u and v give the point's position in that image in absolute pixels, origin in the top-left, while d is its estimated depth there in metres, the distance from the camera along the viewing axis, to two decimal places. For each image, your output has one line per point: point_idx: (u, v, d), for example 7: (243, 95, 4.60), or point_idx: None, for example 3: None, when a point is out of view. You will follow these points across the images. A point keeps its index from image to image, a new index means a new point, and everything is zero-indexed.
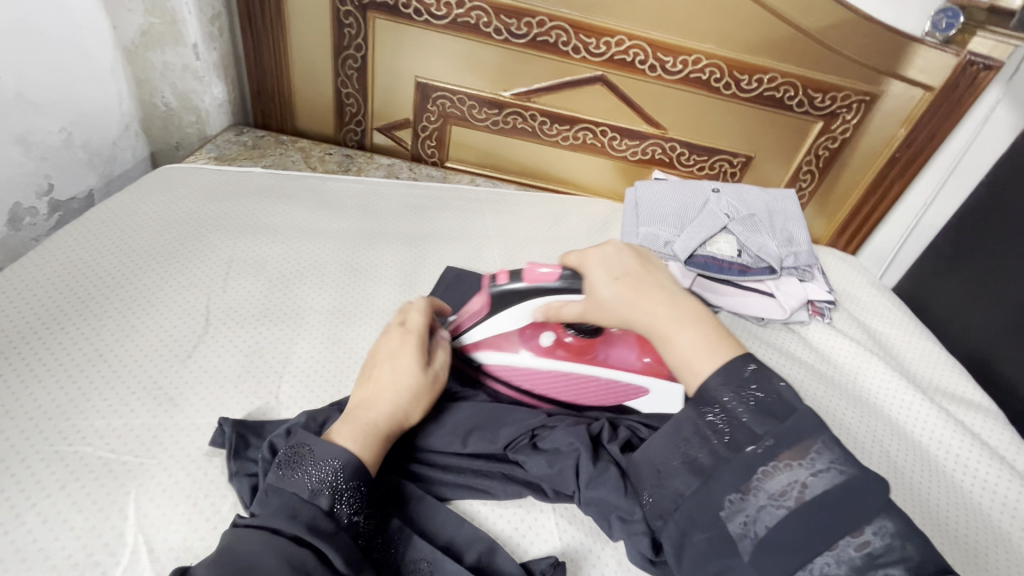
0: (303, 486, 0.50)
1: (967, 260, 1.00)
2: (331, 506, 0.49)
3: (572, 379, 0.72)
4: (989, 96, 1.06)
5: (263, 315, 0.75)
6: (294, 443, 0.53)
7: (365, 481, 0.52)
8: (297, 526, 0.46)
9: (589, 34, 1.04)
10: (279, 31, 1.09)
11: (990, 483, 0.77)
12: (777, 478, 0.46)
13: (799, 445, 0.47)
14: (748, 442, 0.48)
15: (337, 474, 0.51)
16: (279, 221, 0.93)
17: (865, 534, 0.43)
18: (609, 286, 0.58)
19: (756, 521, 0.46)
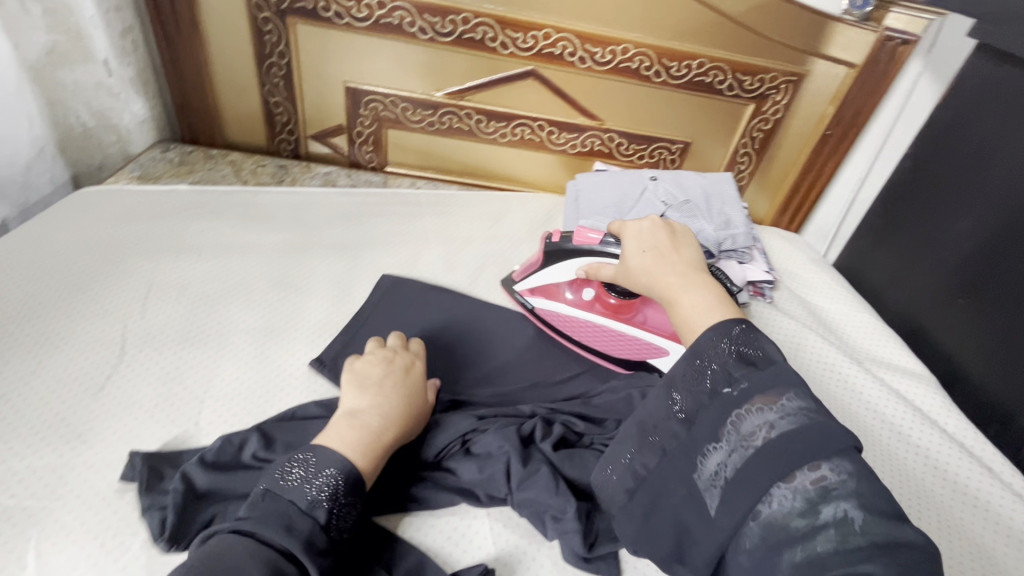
0: (301, 496, 0.51)
1: (895, 232, 1.02)
2: (327, 520, 0.50)
3: (605, 333, 0.80)
4: (911, 69, 1.08)
5: (186, 338, 0.72)
6: (304, 450, 0.55)
7: (361, 497, 0.53)
8: (288, 540, 0.48)
9: (515, 29, 1.03)
10: (197, 42, 1.05)
11: (922, 448, 0.78)
12: (748, 421, 0.48)
13: (772, 390, 0.49)
14: (725, 385, 0.51)
15: (338, 486, 0.52)
16: (203, 239, 0.89)
17: (821, 469, 0.44)
18: (638, 256, 0.66)
19: (723, 464, 0.49)
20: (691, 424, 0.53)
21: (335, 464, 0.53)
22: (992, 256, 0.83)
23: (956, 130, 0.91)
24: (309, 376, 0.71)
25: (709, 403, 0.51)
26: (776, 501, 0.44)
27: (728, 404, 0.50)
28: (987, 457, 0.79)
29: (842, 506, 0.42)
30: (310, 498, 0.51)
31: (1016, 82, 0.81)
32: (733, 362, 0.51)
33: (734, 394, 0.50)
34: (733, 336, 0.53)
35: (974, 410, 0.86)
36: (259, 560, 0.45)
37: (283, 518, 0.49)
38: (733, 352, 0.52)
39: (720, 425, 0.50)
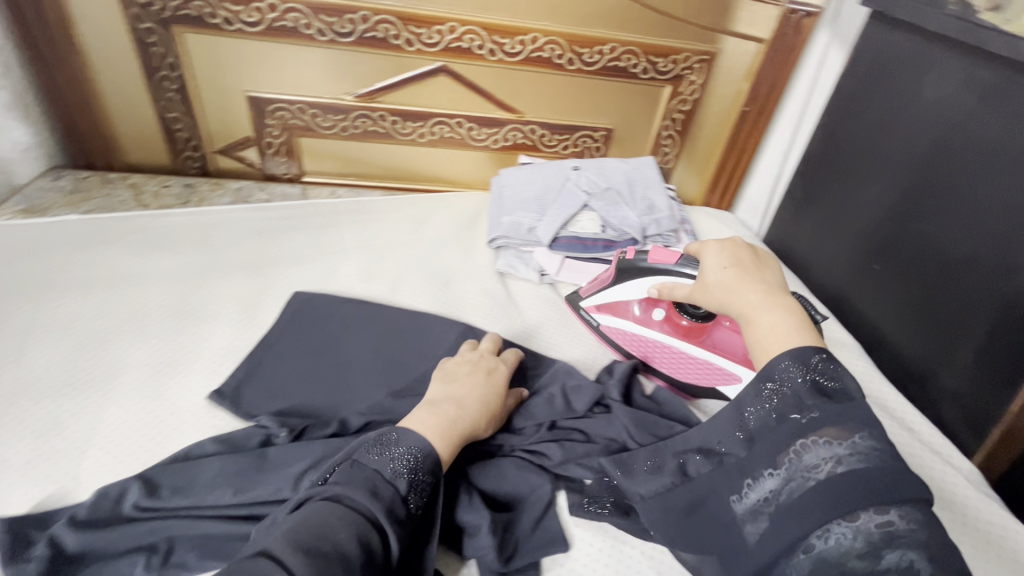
0: (384, 467, 0.51)
1: (814, 203, 1.03)
2: (406, 493, 0.50)
3: (674, 355, 0.78)
4: (819, 40, 1.09)
5: (70, 382, 0.67)
6: (396, 429, 0.55)
7: (438, 477, 0.53)
8: (374, 506, 0.47)
9: (418, 24, 0.99)
10: (76, 58, 0.98)
11: None
12: (814, 452, 0.46)
13: (845, 426, 0.46)
14: (794, 411, 0.49)
15: (417, 462, 0.52)
16: (93, 271, 0.83)
17: (888, 514, 0.40)
18: (718, 271, 0.63)
19: (775, 491, 0.47)
20: (753, 445, 0.51)
21: (417, 443, 0.54)
22: (901, 219, 0.84)
23: (859, 97, 0.92)
24: (208, 410, 0.66)
25: (775, 427, 0.50)
26: (832, 539, 0.41)
27: (795, 430, 0.48)
28: (912, 420, 0.79)
29: (908, 555, 0.39)
30: (393, 468, 0.51)
31: (906, 47, 0.82)
32: (806, 389, 0.49)
33: (804, 422, 0.48)
34: (812, 365, 0.49)
35: (897, 373, 0.87)
36: (348, 524, 0.45)
37: (370, 484, 0.49)
38: (807, 379, 0.49)
39: (779, 451, 0.49)
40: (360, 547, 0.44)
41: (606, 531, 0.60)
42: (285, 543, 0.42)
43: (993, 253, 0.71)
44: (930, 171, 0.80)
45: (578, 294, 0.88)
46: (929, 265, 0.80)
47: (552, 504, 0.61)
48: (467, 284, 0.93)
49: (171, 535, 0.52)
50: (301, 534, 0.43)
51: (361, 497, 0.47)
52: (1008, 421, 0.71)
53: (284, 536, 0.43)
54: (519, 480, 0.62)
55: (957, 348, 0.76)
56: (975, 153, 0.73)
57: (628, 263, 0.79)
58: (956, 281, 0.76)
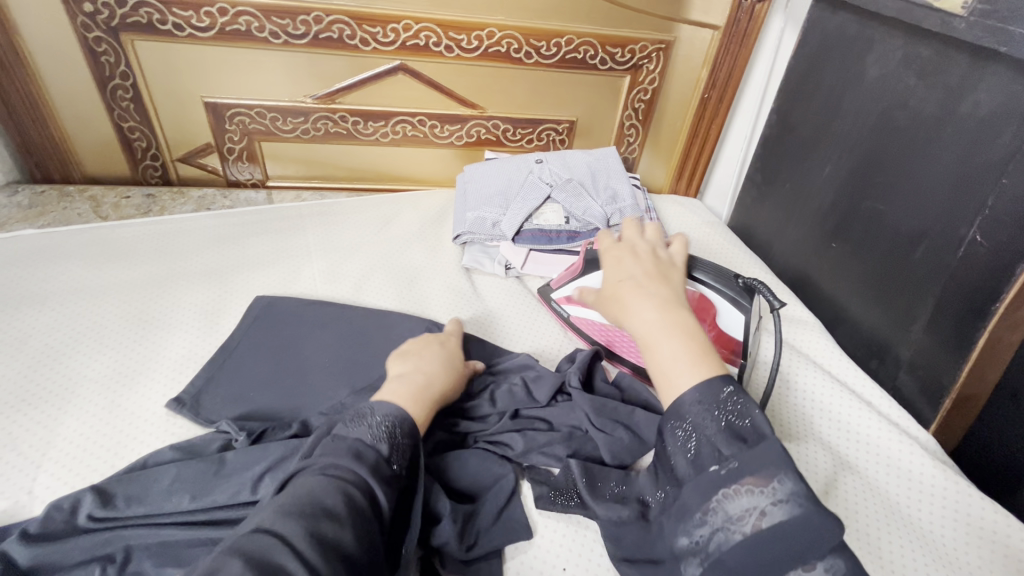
0: (363, 434, 0.51)
1: (775, 184, 1.04)
2: (389, 454, 0.50)
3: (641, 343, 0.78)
4: (773, 26, 1.11)
5: (24, 398, 0.66)
6: (371, 405, 0.55)
7: (416, 440, 0.54)
8: (360, 471, 0.47)
9: (372, 24, 0.99)
10: (24, 69, 0.96)
11: (825, 407, 0.77)
12: (738, 501, 0.44)
13: (763, 471, 0.45)
14: (712, 462, 0.47)
15: (394, 428, 0.52)
16: (50, 285, 0.82)
17: (815, 570, 0.42)
18: (617, 287, 0.64)
19: (704, 544, 0.45)
20: (681, 491, 0.48)
21: (389, 411, 0.54)
22: (853, 196, 0.86)
23: (808, 79, 0.94)
24: (168, 418, 0.65)
25: (694, 475, 0.48)
26: None
27: (715, 480, 0.46)
28: (869, 394, 0.80)
29: None
30: (373, 434, 0.51)
31: (849, 28, 0.84)
32: (721, 435, 0.48)
33: (723, 473, 0.46)
34: (721, 401, 0.50)
35: (857, 347, 0.89)
36: (340, 490, 0.44)
37: (353, 451, 0.49)
38: (720, 423, 0.48)
39: (701, 502, 0.46)
40: (354, 510, 0.43)
41: (571, 518, 0.61)
42: (276, 517, 0.41)
43: (937, 228, 0.73)
44: (878, 147, 0.81)
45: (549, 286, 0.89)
46: (880, 242, 0.82)
47: (515, 493, 0.61)
48: (432, 282, 0.93)
49: (128, 544, 0.51)
50: (291, 506, 0.42)
51: (345, 466, 0.47)
52: (959, 390, 0.73)
53: (275, 513, 0.41)
54: (481, 470, 0.62)
55: (912, 320, 0.78)
56: (916, 129, 0.75)
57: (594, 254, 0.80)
58: (907, 255, 0.77)
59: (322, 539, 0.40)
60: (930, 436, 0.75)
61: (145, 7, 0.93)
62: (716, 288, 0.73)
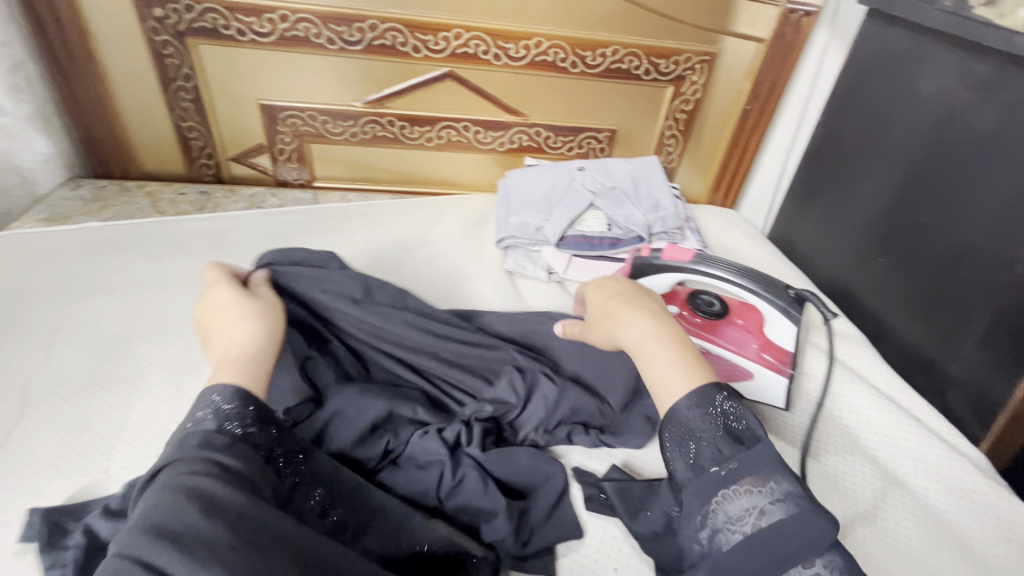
0: (183, 427, 0.45)
1: (819, 196, 1.04)
2: (219, 426, 0.45)
3: None
4: (818, 40, 1.11)
5: (96, 382, 0.69)
6: (199, 395, 0.48)
7: (250, 397, 0.47)
8: (200, 455, 0.42)
9: (425, 31, 1.01)
10: (94, 69, 1.01)
11: (875, 424, 0.77)
12: (737, 502, 0.43)
13: (761, 472, 0.44)
14: (712, 463, 0.46)
15: (218, 401, 0.47)
16: (117, 276, 0.86)
17: (814, 567, 0.40)
18: (605, 304, 0.61)
19: (705, 547, 0.43)
20: (682, 496, 0.47)
21: (215, 388, 0.48)
22: (901, 210, 0.86)
23: (855, 93, 0.94)
24: None
25: (694, 477, 0.46)
26: None
27: (715, 482, 0.45)
28: (918, 409, 0.79)
29: None
30: (195, 418, 0.46)
31: (903, 44, 0.84)
32: (719, 436, 0.47)
33: (722, 473, 0.45)
34: (715, 401, 0.48)
35: (902, 363, 0.88)
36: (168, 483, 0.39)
37: (181, 442, 0.43)
38: (716, 423, 0.47)
39: (700, 503, 0.45)
40: (201, 496, 0.38)
41: (618, 522, 0.62)
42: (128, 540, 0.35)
43: (991, 245, 0.72)
44: (929, 163, 0.81)
45: None
46: (928, 257, 0.82)
47: (565, 493, 0.63)
48: (476, 283, 0.95)
49: None
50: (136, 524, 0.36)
51: (181, 461, 0.41)
52: (1012, 407, 0.72)
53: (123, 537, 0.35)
54: (533, 470, 0.63)
55: (960, 336, 0.77)
56: (971, 146, 0.75)
57: (644, 260, 0.79)
58: (958, 271, 0.77)
59: (189, 537, 0.35)
60: (982, 454, 0.74)
61: (211, 13, 0.97)
62: (767, 298, 0.73)
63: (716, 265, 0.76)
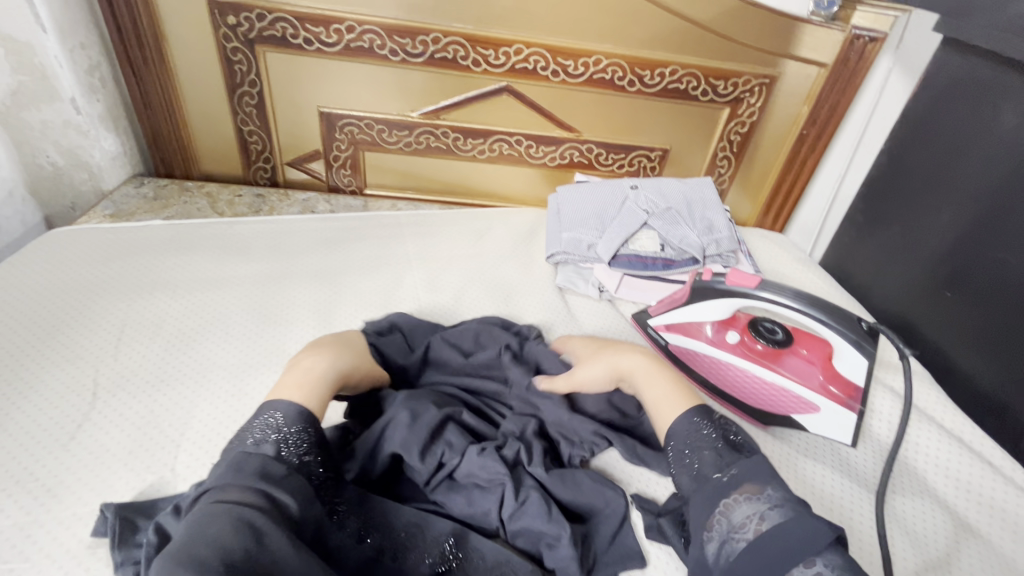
0: (244, 444, 0.49)
1: (881, 223, 1.03)
2: (277, 452, 0.49)
3: (749, 380, 0.77)
4: (880, 66, 1.08)
5: (162, 378, 0.70)
6: (260, 413, 0.53)
7: (311, 425, 0.52)
8: (252, 482, 0.45)
9: (486, 46, 1.02)
10: (165, 73, 1.05)
11: (949, 468, 0.73)
12: (739, 510, 0.47)
13: (759, 481, 0.49)
14: (715, 473, 0.52)
15: (279, 425, 0.51)
16: (180, 274, 0.88)
17: (816, 566, 0.42)
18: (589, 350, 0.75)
19: (714, 556, 0.46)
20: (692, 510, 0.51)
21: (279, 408, 0.53)
22: (974, 245, 0.83)
23: (928, 121, 0.92)
24: None
25: (700, 490, 0.51)
26: None
27: (719, 490, 0.50)
28: (990, 453, 0.76)
29: None
30: (255, 439, 0.50)
31: (985, 74, 0.82)
32: (720, 452, 0.53)
33: (724, 479, 0.50)
34: (717, 426, 0.56)
35: (969, 404, 0.84)
36: (225, 512, 0.42)
37: (235, 465, 0.47)
38: (719, 441, 0.55)
39: (708, 510, 0.49)
40: (244, 525, 0.41)
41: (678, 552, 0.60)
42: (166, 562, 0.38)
43: None
44: (1007, 197, 0.79)
45: (646, 312, 0.87)
46: (1003, 295, 0.79)
47: (627, 519, 0.61)
48: (527, 297, 0.95)
49: None
50: (179, 546, 0.40)
51: (234, 485, 0.45)
52: None
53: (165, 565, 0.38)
54: (594, 494, 0.62)
55: None
56: None
57: (704, 284, 0.79)
58: None
59: (223, 562, 0.38)
60: None
61: (281, 22, 0.99)
62: (839, 330, 0.71)
63: (784, 293, 0.73)
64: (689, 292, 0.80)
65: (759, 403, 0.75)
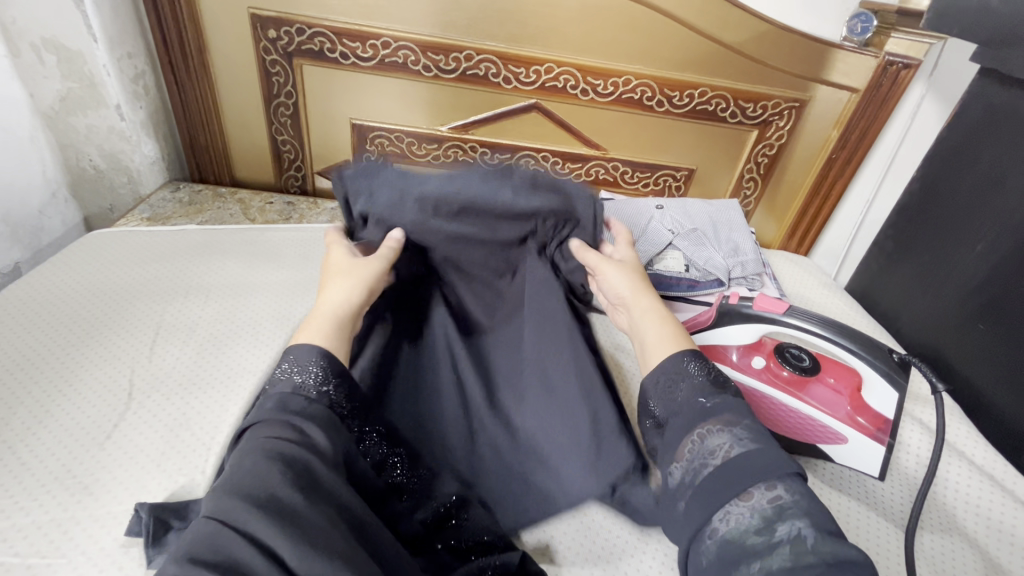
0: (267, 390, 0.51)
1: (913, 250, 1.03)
2: (297, 387, 0.50)
3: (775, 407, 0.76)
4: (912, 94, 1.07)
5: (194, 382, 0.72)
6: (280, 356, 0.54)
7: (327, 359, 0.53)
8: (280, 419, 0.47)
9: (517, 64, 1.04)
10: (206, 83, 1.08)
11: (981, 507, 0.71)
12: (712, 437, 0.49)
13: (737, 414, 0.50)
14: (698, 399, 0.53)
15: (294, 366, 0.52)
16: (213, 279, 0.90)
17: (777, 490, 0.44)
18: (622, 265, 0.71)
19: (682, 478, 0.49)
20: (667, 430, 0.53)
21: (297, 351, 0.54)
22: (1010, 278, 0.82)
23: (967, 151, 0.92)
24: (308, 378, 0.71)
25: (679, 415, 0.53)
26: (731, 520, 0.43)
27: (698, 416, 0.51)
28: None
29: (796, 523, 0.41)
30: (276, 382, 0.51)
31: None
32: (704, 383, 0.54)
33: (707, 404, 0.52)
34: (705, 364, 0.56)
35: (1000, 440, 0.82)
36: (258, 452, 0.44)
37: (263, 408, 0.49)
38: (702, 376, 0.55)
39: (683, 433, 0.51)
40: (284, 459, 0.43)
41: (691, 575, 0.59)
42: (218, 499, 0.41)
43: None
44: None
45: None
46: None
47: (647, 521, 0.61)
48: None
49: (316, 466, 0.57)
50: (227, 483, 0.42)
51: (266, 421, 0.47)
52: None
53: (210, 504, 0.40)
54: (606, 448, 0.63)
55: None
56: None
57: (730, 308, 0.79)
58: None
59: (264, 493, 0.40)
60: None
61: (320, 37, 1.01)
62: (868, 360, 0.71)
63: (815, 322, 0.73)
64: (716, 312, 0.81)
65: (787, 431, 0.74)
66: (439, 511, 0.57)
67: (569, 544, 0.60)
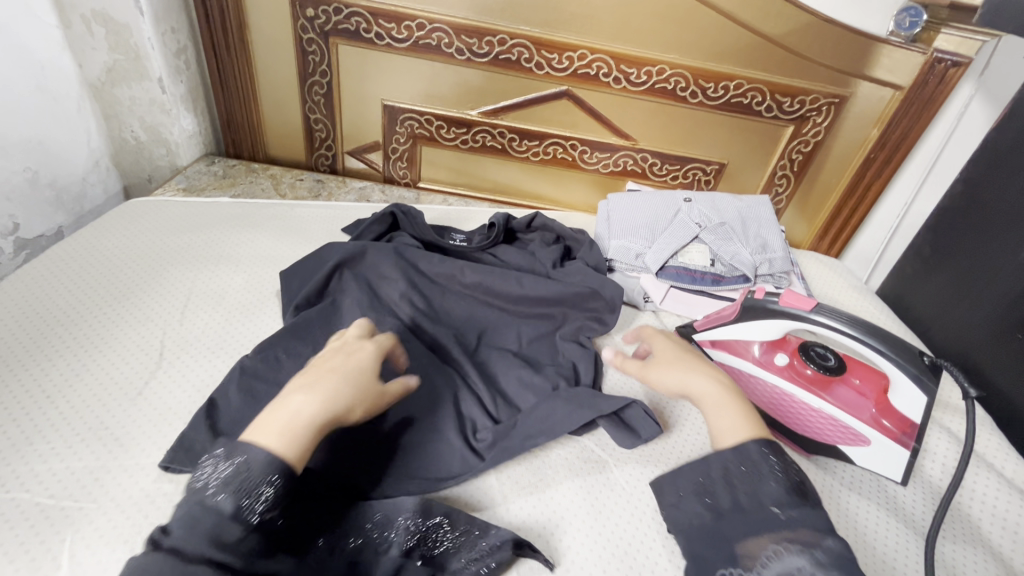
0: (201, 494, 0.43)
1: (952, 260, 0.99)
2: (235, 508, 0.42)
3: (798, 406, 0.74)
4: (961, 92, 1.03)
5: (221, 347, 0.74)
6: (229, 449, 0.45)
7: (278, 475, 0.44)
8: (201, 548, 0.41)
9: (551, 50, 1.03)
10: (244, 60, 1.10)
11: (1005, 519, 0.69)
12: (785, 559, 0.45)
13: (817, 530, 0.47)
14: (772, 503, 0.49)
15: (241, 471, 0.43)
16: (244, 249, 0.92)
17: None
18: (661, 371, 0.62)
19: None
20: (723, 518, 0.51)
21: (243, 453, 0.44)
22: None
23: (1016, 153, 0.88)
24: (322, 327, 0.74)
25: (745, 510, 0.50)
26: None
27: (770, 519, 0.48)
28: None
29: None
30: (213, 487, 0.43)
31: None
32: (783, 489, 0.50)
33: (780, 516, 0.48)
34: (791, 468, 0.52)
35: None
36: None
37: (190, 520, 0.42)
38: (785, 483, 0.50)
39: (749, 540, 0.48)
40: None
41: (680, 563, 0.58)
42: None
43: None
44: None
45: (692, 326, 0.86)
46: None
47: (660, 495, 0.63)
48: None
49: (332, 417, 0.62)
50: None
51: (183, 547, 0.40)
52: None
53: None
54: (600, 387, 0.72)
55: None
56: None
57: (757, 303, 0.76)
58: None
59: None
60: None
61: (356, 17, 1.03)
62: (896, 362, 0.65)
63: (843, 321, 0.68)
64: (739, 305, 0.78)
65: (805, 430, 0.74)
66: (406, 547, 0.55)
67: (579, 525, 0.60)
